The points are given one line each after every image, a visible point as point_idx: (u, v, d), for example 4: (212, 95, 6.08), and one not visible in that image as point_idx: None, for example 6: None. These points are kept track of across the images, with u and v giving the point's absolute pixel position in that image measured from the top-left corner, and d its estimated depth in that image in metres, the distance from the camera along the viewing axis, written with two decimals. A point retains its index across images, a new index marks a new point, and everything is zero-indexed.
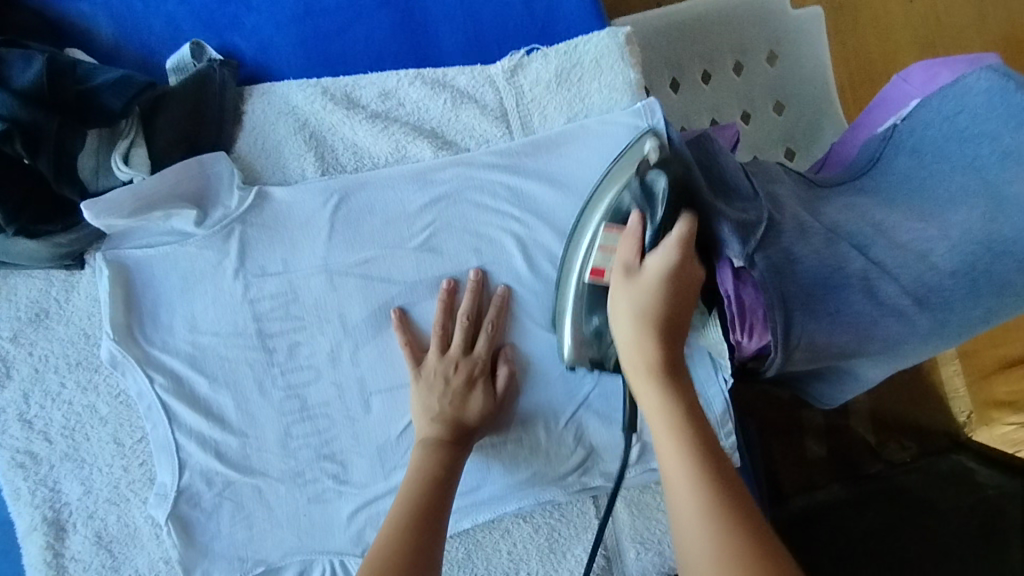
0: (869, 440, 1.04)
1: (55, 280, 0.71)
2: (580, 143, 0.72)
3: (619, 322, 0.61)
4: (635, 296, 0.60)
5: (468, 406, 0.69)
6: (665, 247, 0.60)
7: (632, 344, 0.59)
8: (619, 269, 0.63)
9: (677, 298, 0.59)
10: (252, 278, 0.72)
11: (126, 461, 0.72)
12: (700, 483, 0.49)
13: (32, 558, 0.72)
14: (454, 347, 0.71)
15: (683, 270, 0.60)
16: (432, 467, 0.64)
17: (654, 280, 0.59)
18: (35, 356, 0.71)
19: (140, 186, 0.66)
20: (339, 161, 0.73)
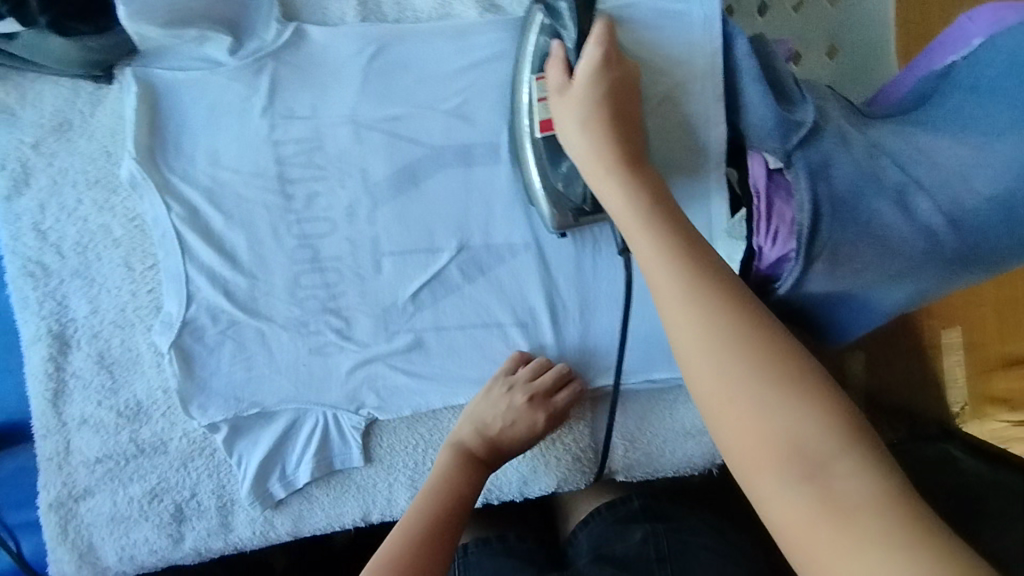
0: (859, 415, 1.02)
1: (81, 92, 0.71)
2: (629, 29, 0.71)
3: (574, 145, 0.58)
4: (569, 107, 0.58)
5: (512, 435, 0.70)
6: (588, 53, 0.58)
7: (615, 198, 0.53)
8: (554, 87, 0.59)
9: (615, 104, 0.57)
10: (278, 119, 0.70)
11: (135, 286, 0.73)
12: (701, 349, 0.43)
13: (33, 367, 0.73)
14: (540, 388, 0.70)
15: (613, 62, 0.58)
16: (460, 480, 0.65)
17: (586, 87, 0.57)
18: (54, 168, 0.71)
19: (173, 2, 0.66)
20: (381, 10, 0.72)
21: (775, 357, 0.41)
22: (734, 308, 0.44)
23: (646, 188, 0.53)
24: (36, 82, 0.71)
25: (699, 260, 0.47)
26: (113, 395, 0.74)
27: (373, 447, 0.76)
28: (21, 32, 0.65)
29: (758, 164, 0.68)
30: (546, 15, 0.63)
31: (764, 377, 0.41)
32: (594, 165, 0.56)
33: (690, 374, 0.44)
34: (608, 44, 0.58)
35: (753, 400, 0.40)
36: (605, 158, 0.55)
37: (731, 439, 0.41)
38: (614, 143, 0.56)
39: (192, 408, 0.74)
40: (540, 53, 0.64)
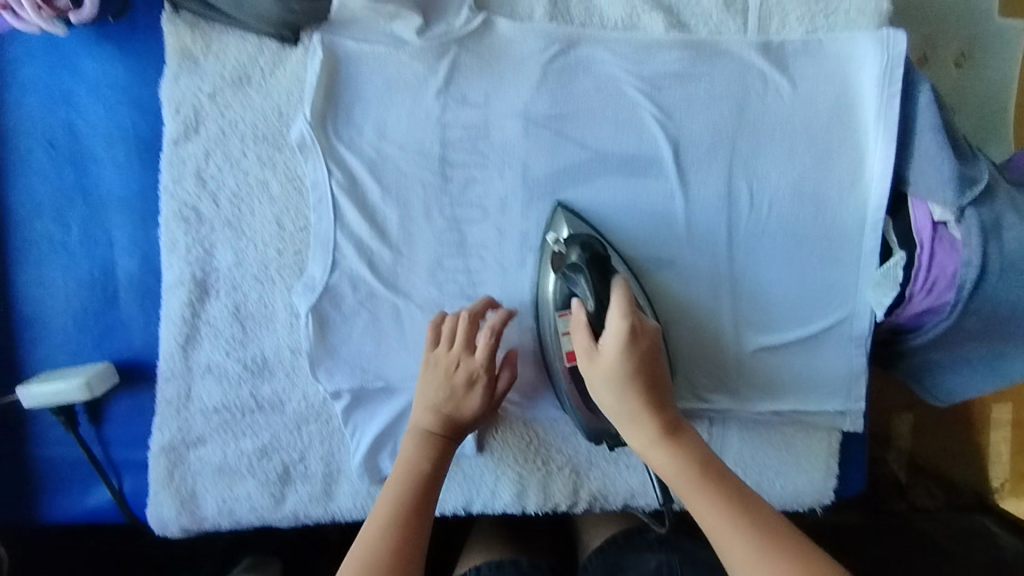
0: (900, 479, 1.02)
1: (266, 49, 0.71)
2: (811, 59, 0.70)
3: (596, 388, 0.62)
4: (595, 379, 0.61)
5: (464, 403, 0.68)
6: (613, 329, 0.60)
7: (604, 395, 0.61)
8: (580, 351, 0.63)
9: (644, 376, 0.60)
10: (452, 103, 0.72)
11: (282, 245, 0.74)
12: (731, 520, 0.54)
13: (171, 310, 0.74)
14: (457, 347, 0.69)
15: (640, 334, 0.60)
16: (421, 464, 0.65)
17: (618, 364, 0.60)
18: (226, 120, 0.72)
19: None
20: (568, 11, 0.72)
21: (755, 520, 0.54)
22: (712, 483, 0.56)
23: (658, 419, 0.59)
24: (222, 33, 0.71)
25: (688, 444, 0.58)
26: (241, 348, 0.75)
27: (486, 439, 0.76)
28: None
29: (921, 213, 0.67)
30: (564, 276, 0.66)
31: (746, 530, 0.53)
32: (630, 410, 0.60)
33: (721, 545, 0.54)
34: (632, 314, 0.60)
35: (742, 543, 0.52)
36: (642, 421, 0.59)
37: (711, 534, 0.54)
38: (638, 386, 0.60)
39: (320, 372, 0.74)
40: (563, 294, 0.68)
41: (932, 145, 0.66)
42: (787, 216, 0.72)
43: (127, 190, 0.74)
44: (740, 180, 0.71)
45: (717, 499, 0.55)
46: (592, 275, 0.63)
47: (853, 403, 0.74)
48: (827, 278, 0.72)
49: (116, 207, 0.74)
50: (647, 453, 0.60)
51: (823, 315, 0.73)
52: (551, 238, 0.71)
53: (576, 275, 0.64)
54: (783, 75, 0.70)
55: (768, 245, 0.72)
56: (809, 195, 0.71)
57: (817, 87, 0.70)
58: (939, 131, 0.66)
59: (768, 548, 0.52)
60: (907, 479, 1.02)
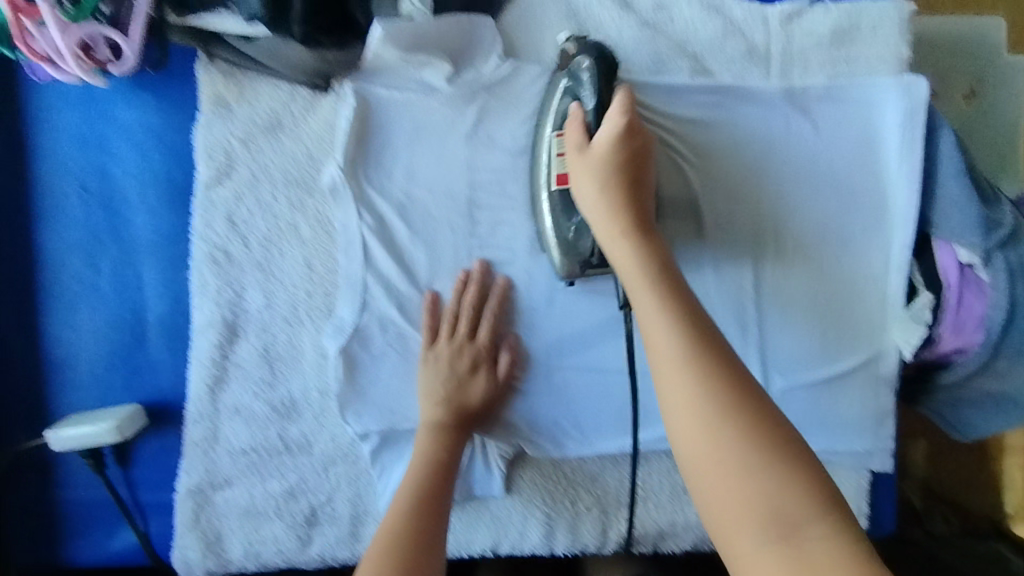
0: (914, 505, 1.00)
1: (297, 97, 0.72)
2: (832, 105, 0.71)
3: (580, 181, 0.59)
4: (588, 166, 0.59)
5: (471, 390, 0.71)
6: (609, 124, 0.59)
7: (626, 259, 0.54)
8: (572, 149, 0.61)
9: (627, 172, 0.58)
10: (480, 147, 0.73)
11: (312, 287, 0.74)
12: (680, 352, 0.46)
13: (200, 352, 0.74)
14: (460, 333, 0.72)
15: (636, 134, 0.59)
16: (435, 452, 0.67)
17: (608, 152, 0.58)
18: (257, 165, 0.73)
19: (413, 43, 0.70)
20: None
21: (714, 362, 0.45)
22: (692, 320, 0.48)
23: (636, 214, 0.57)
24: (254, 81, 0.72)
25: (654, 243, 0.54)
26: (270, 390, 0.75)
27: (514, 479, 0.76)
28: (266, 36, 0.69)
29: (948, 259, 0.68)
30: (568, 79, 0.66)
31: (699, 369, 0.44)
32: (611, 207, 0.57)
33: (662, 388, 0.45)
34: (631, 115, 0.59)
35: (683, 380, 0.44)
36: (618, 213, 0.56)
37: (660, 377, 0.46)
38: (621, 178, 0.58)
39: (348, 414, 0.74)
40: (561, 114, 0.66)
41: (954, 189, 0.68)
42: (812, 256, 0.72)
43: (158, 234, 0.75)
44: (766, 222, 0.72)
45: (685, 319, 0.48)
46: (598, 71, 0.63)
47: (882, 444, 0.74)
48: (854, 318, 0.72)
49: (147, 250, 0.75)
50: (621, 270, 0.54)
51: (851, 356, 0.73)
52: (564, 40, 0.70)
53: (579, 68, 0.64)
54: (805, 119, 0.71)
55: (794, 285, 0.73)
56: (833, 236, 0.72)
57: (839, 131, 0.71)
58: (963, 175, 0.67)
59: (715, 401, 0.43)
60: (921, 506, 1.00)
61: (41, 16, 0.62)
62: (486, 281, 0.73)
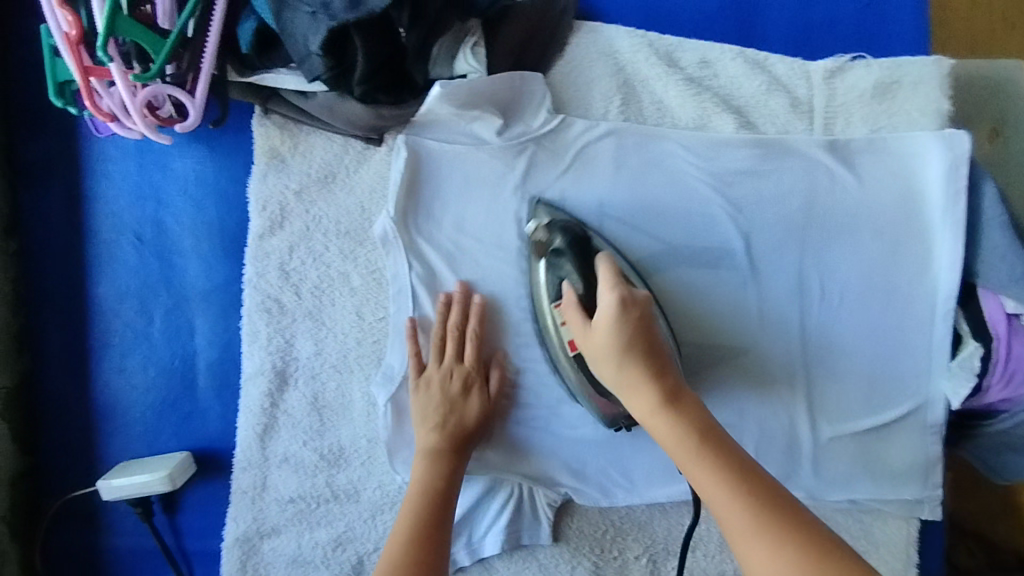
0: None
1: (351, 149, 0.75)
2: (875, 157, 0.72)
3: (599, 368, 0.60)
4: (596, 351, 0.60)
5: (465, 412, 0.71)
6: (602, 307, 0.60)
7: (655, 424, 0.55)
8: (579, 336, 0.63)
9: (636, 338, 0.58)
10: (529, 198, 0.74)
11: (361, 335, 0.75)
12: (747, 520, 0.47)
13: (250, 400, 0.75)
14: (447, 357, 0.72)
15: (630, 304, 0.60)
16: (433, 477, 0.67)
17: (607, 336, 0.59)
18: (310, 215, 0.75)
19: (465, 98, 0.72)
20: (642, 113, 0.75)
21: (777, 519, 0.47)
22: (735, 471, 0.50)
23: (653, 365, 0.57)
24: (309, 134, 0.74)
25: (682, 404, 0.55)
26: (318, 438, 0.76)
27: (561, 526, 0.76)
28: (323, 92, 0.70)
29: (994, 306, 0.69)
30: (551, 264, 0.69)
31: (777, 538, 0.46)
32: (625, 380, 0.58)
33: (744, 560, 0.47)
34: (619, 287, 0.61)
35: (760, 548, 0.46)
36: (638, 383, 0.57)
37: (744, 561, 0.47)
38: (636, 344, 0.58)
39: (396, 463, 0.74)
40: (553, 284, 0.69)
41: (998, 239, 0.68)
42: (856, 304, 0.73)
43: (211, 283, 0.76)
44: (810, 272, 0.73)
45: (737, 481, 0.50)
46: (569, 241, 0.67)
47: (931, 492, 0.74)
48: (899, 364, 0.73)
49: (198, 298, 0.76)
50: (672, 449, 0.54)
51: (897, 403, 0.73)
52: (540, 216, 0.72)
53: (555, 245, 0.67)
54: (848, 171, 0.73)
55: (838, 333, 0.74)
56: (878, 285, 0.73)
57: (883, 182, 0.72)
58: (1007, 226, 0.68)
59: (796, 560, 0.44)
60: None
61: (110, 77, 0.64)
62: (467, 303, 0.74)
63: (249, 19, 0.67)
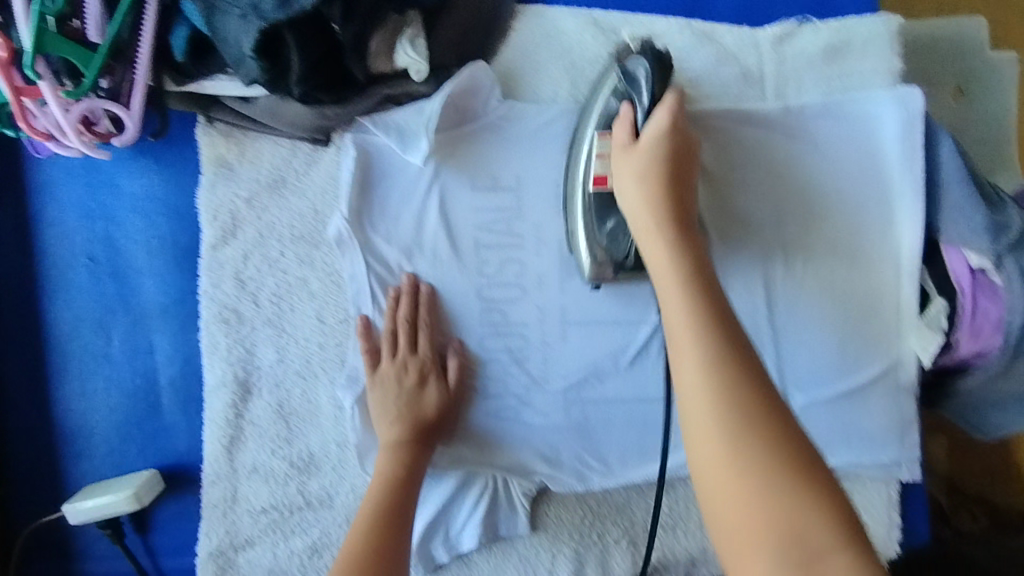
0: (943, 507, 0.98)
1: (298, 152, 0.73)
2: (832, 120, 0.71)
3: (624, 181, 0.59)
4: (631, 159, 0.59)
5: (424, 403, 0.70)
6: (654, 120, 0.59)
7: (660, 258, 0.53)
8: (617, 144, 0.61)
9: (671, 181, 0.57)
10: (482, 188, 0.73)
11: (323, 338, 0.74)
12: (711, 372, 0.43)
13: (214, 412, 0.74)
14: (400, 349, 0.71)
15: (678, 133, 0.59)
16: (394, 467, 0.67)
17: (653, 146, 0.58)
18: (263, 222, 0.73)
19: (410, 91, 0.70)
20: (591, 93, 0.73)
21: (743, 370, 0.43)
22: (721, 324, 0.45)
23: (672, 210, 0.56)
24: (255, 140, 0.73)
25: (693, 248, 0.53)
26: (287, 445, 0.75)
27: (539, 515, 0.76)
28: (264, 95, 0.69)
29: (956, 261, 0.69)
30: (623, 76, 0.64)
31: (739, 438, 0.40)
32: (653, 217, 0.55)
33: (684, 408, 0.43)
34: (677, 113, 0.59)
35: (703, 400, 0.42)
36: (670, 155, 0.58)
37: (686, 400, 0.43)
38: (664, 177, 0.57)
39: (367, 465, 0.72)
40: (608, 115, 0.65)
41: (958, 194, 0.67)
42: (823, 268, 0.72)
43: (166, 298, 0.75)
44: (772, 241, 0.72)
45: (723, 359, 0.43)
46: (653, 69, 0.63)
47: (907, 455, 0.73)
48: (868, 329, 0.72)
49: (155, 314, 0.75)
50: (645, 236, 0.56)
51: (868, 367, 0.72)
52: (634, 45, 0.68)
53: (635, 70, 0.63)
54: (805, 138, 0.71)
55: (803, 288, 0.72)
56: (842, 249, 0.72)
57: (841, 146, 0.71)
58: (967, 182, 0.67)
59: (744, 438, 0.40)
60: None
61: (42, 97, 0.63)
62: (416, 294, 0.73)
63: (181, 26, 0.65)
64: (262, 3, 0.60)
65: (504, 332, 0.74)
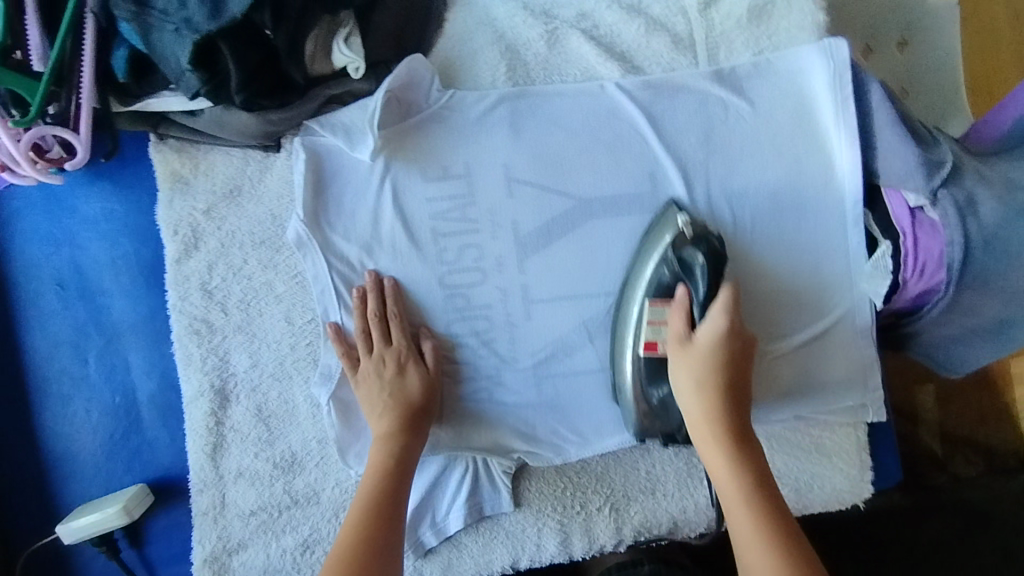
0: (936, 450, 1.00)
1: (251, 159, 0.75)
2: (762, 80, 0.74)
3: (677, 372, 0.65)
4: (691, 366, 0.64)
5: (406, 389, 0.71)
6: (710, 319, 0.64)
7: (726, 479, 0.60)
8: (673, 335, 0.67)
9: (726, 376, 0.64)
10: (433, 177, 0.74)
11: (294, 339, 0.76)
12: None
13: (194, 421, 0.75)
14: (375, 343, 0.72)
15: (739, 336, 0.64)
16: (383, 458, 0.68)
17: (710, 347, 0.64)
18: (223, 231, 0.75)
19: (351, 90, 0.73)
20: (529, 75, 0.76)
21: (783, 525, 0.57)
22: (788, 545, 0.56)
23: (733, 361, 0.64)
24: (208, 152, 0.75)
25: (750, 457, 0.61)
26: (269, 447, 0.76)
27: (521, 490, 0.77)
28: (209, 107, 0.71)
29: (896, 203, 0.71)
30: (676, 261, 0.68)
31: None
32: (703, 401, 0.63)
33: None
34: (733, 317, 0.64)
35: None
36: (703, 389, 0.63)
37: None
38: (717, 384, 0.63)
39: (348, 457, 0.74)
40: (657, 282, 0.69)
41: (890, 137, 0.69)
42: (774, 231, 0.74)
43: (137, 315, 0.77)
44: (718, 201, 0.73)
45: (778, 546, 0.56)
46: (709, 265, 0.66)
47: (871, 395, 0.75)
48: (821, 277, 0.74)
49: (128, 332, 0.77)
50: (705, 449, 0.63)
51: (825, 314, 0.74)
52: (678, 220, 0.70)
53: (692, 261, 0.66)
54: (741, 98, 0.73)
55: (759, 257, 0.74)
56: (788, 202, 0.73)
57: (775, 102, 0.73)
58: (896, 123, 0.69)
59: None
60: (943, 452, 1.00)
61: None
62: (381, 288, 0.74)
63: (121, 46, 0.67)
64: (194, 15, 0.62)
65: (468, 317, 0.75)
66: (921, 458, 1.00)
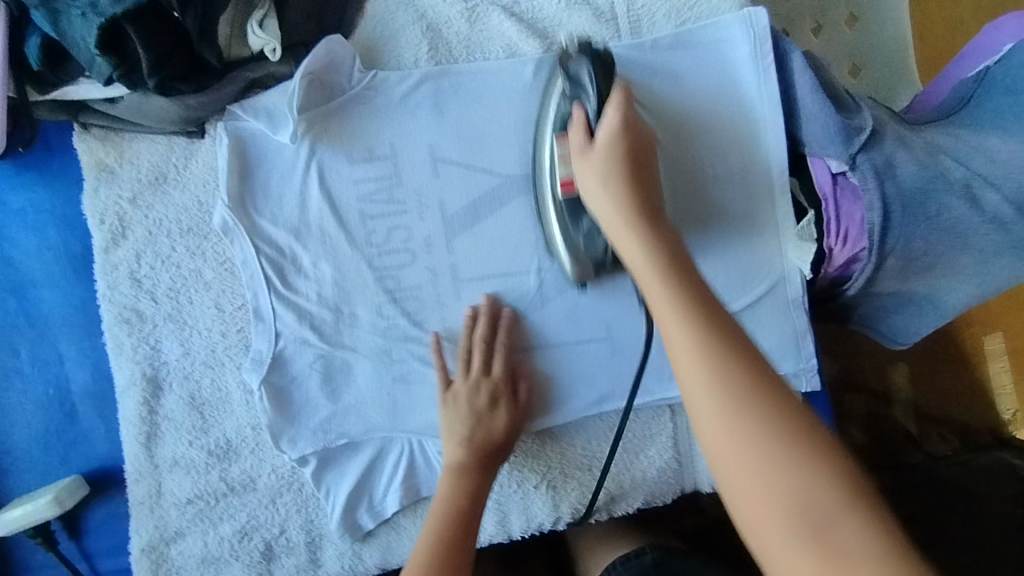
0: (911, 430, 0.98)
1: (175, 147, 0.75)
2: (686, 51, 0.73)
3: (585, 178, 0.60)
4: (595, 164, 0.60)
5: (494, 424, 0.70)
6: (608, 118, 0.61)
7: (633, 252, 0.53)
8: (575, 152, 0.62)
9: (631, 165, 0.59)
10: (359, 159, 0.74)
11: (225, 326, 0.76)
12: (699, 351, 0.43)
13: (127, 411, 0.75)
14: (477, 369, 0.72)
15: (633, 129, 0.61)
16: (459, 494, 0.66)
17: (609, 141, 0.60)
18: (150, 220, 0.75)
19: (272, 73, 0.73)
20: (451, 53, 0.75)
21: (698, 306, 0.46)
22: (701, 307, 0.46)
23: (626, 163, 0.59)
24: (131, 140, 0.75)
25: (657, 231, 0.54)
26: (203, 435, 0.76)
27: None
28: (126, 94, 0.71)
29: (820, 170, 0.70)
30: (567, 80, 0.66)
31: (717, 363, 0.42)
32: (610, 200, 0.58)
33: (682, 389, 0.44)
34: (628, 106, 0.61)
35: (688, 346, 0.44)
36: (621, 210, 0.56)
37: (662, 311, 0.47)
38: (625, 167, 0.59)
39: (280, 443, 0.74)
40: (562, 115, 0.67)
41: (810, 103, 0.69)
42: (703, 195, 0.73)
43: (68, 306, 0.77)
44: None
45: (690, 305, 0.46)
46: (596, 67, 0.63)
47: (805, 366, 0.75)
48: (749, 248, 0.74)
49: (59, 323, 0.77)
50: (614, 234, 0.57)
51: (756, 285, 0.74)
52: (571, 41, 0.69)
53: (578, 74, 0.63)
54: (665, 71, 0.73)
55: (710, 193, 0.73)
56: (713, 173, 0.73)
57: (697, 73, 0.73)
58: (815, 90, 0.69)
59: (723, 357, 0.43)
60: (918, 430, 0.99)
61: None
62: (493, 309, 0.74)
63: (32, 35, 0.67)
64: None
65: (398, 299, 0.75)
66: (897, 437, 0.98)
